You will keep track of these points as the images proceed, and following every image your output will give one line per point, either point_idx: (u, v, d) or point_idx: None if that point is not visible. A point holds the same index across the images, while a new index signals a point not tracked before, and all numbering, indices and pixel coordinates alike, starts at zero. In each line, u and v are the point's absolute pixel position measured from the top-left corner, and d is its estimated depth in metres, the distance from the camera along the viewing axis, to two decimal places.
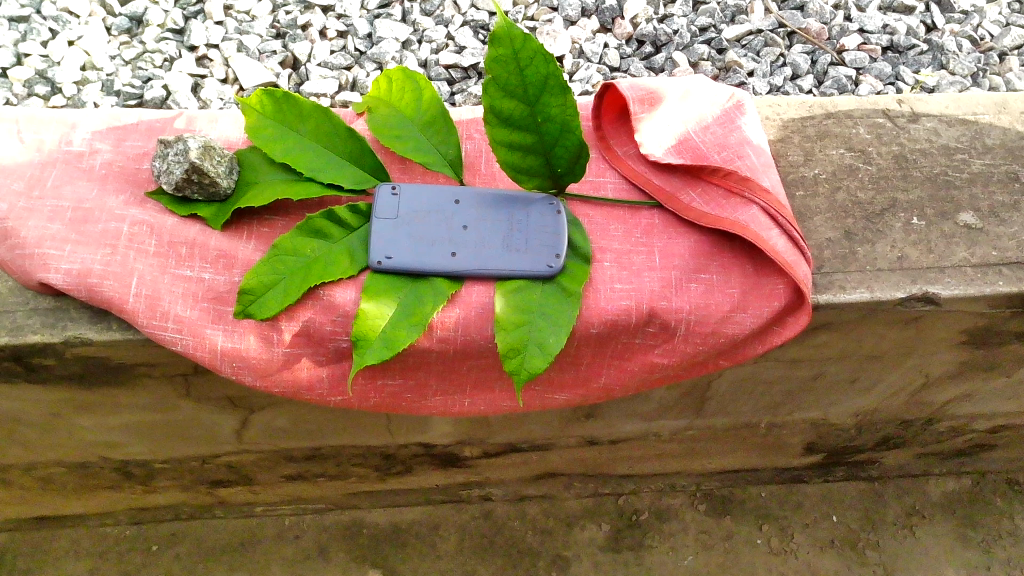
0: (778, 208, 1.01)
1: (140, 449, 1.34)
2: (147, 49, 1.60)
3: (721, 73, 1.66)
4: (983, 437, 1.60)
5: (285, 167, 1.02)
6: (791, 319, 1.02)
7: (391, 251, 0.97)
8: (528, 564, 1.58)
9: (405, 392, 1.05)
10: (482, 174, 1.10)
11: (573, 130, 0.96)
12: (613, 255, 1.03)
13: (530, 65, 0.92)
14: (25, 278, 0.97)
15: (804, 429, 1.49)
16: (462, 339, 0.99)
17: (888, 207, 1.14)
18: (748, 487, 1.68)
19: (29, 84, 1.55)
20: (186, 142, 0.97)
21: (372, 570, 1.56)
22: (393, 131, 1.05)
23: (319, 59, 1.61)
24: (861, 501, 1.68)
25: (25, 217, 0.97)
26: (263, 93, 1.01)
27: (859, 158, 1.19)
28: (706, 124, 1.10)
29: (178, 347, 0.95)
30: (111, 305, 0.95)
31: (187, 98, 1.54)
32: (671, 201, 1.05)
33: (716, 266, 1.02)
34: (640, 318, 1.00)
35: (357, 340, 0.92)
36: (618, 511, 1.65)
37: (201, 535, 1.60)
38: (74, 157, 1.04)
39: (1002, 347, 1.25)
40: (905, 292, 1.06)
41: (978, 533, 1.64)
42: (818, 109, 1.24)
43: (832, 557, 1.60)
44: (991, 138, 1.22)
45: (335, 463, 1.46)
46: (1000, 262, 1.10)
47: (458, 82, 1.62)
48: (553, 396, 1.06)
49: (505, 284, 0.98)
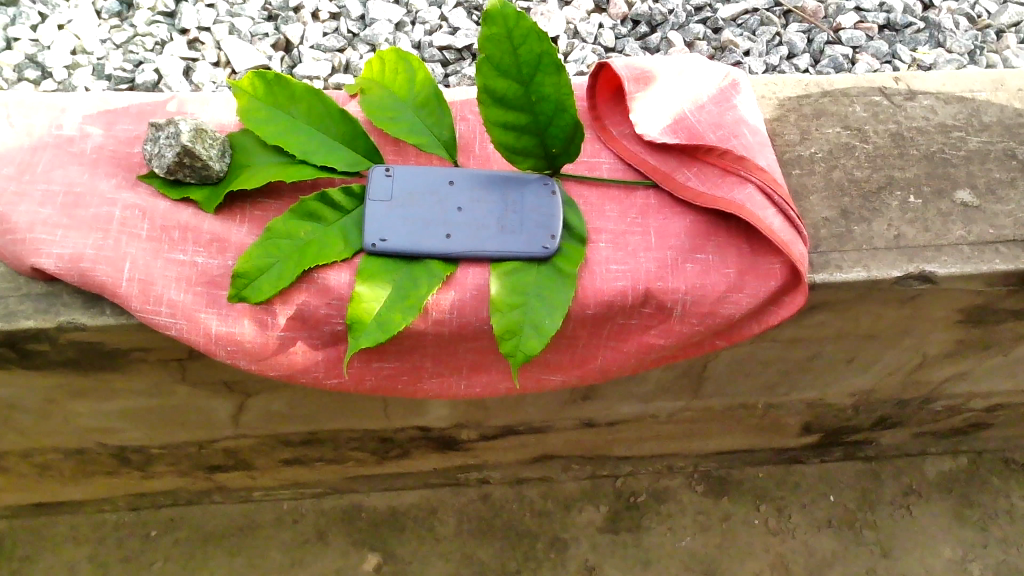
0: (774, 187, 1.01)
1: (137, 434, 1.34)
2: (138, 32, 1.59)
3: (717, 53, 1.65)
4: (980, 416, 1.60)
5: (277, 150, 1.01)
6: (788, 299, 1.02)
7: (385, 234, 0.96)
8: (526, 547, 1.58)
9: (400, 375, 1.04)
10: (476, 155, 1.09)
11: (567, 109, 0.96)
12: (609, 236, 1.03)
13: (524, 44, 0.91)
14: (17, 263, 0.96)
15: (801, 409, 1.50)
16: (458, 321, 0.99)
17: (884, 185, 1.13)
18: (746, 468, 1.69)
19: (18, 69, 1.53)
20: (177, 124, 0.96)
21: (372, 553, 1.57)
22: (387, 112, 1.05)
23: (312, 41, 1.60)
24: (858, 480, 1.68)
25: (16, 201, 0.96)
26: (255, 76, 1.00)
27: (856, 137, 1.18)
28: (701, 104, 1.09)
29: (172, 331, 0.95)
30: (104, 290, 0.94)
31: (178, 81, 1.53)
32: (666, 181, 1.04)
33: (713, 247, 1.02)
34: (636, 299, 1.00)
35: (351, 324, 0.91)
36: (616, 493, 1.66)
37: (200, 520, 1.60)
38: (65, 141, 1.03)
39: (999, 325, 1.25)
40: (901, 271, 1.06)
41: (974, 511, 1.65)
42: (814, 88, 1.23)
43: (829, 537, 1.61)
44: (988, 115, 1.22)
45: (333, 447, 1.46)
46: (997, 240, 1.10)
47: (452, 64, 1.60)
48: (549, 377, 1.06)
49: (501, 266, 0.97)
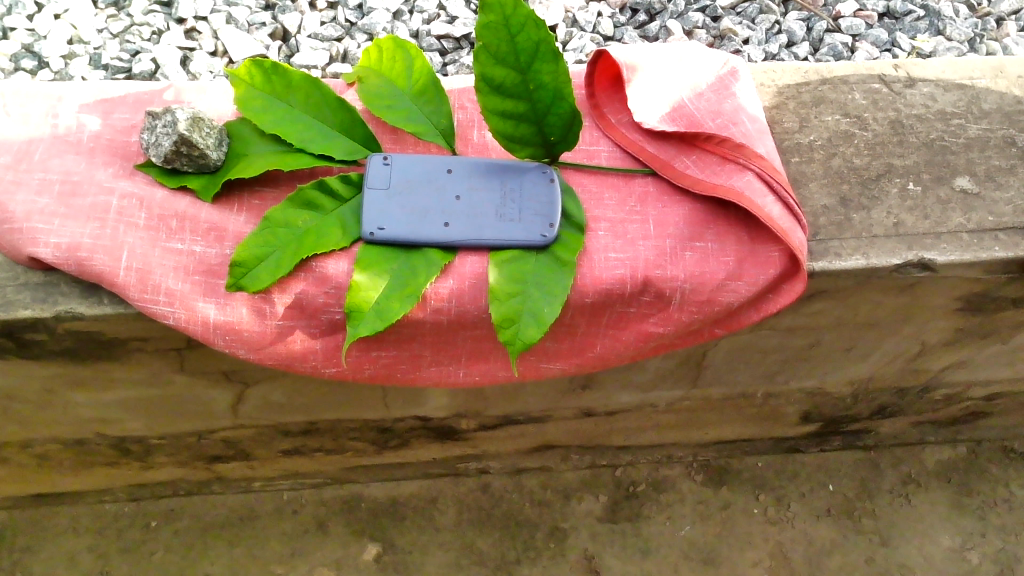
0: (773, 174, 1.00)
1: (137, 424, 1.34)
2: (135, 22, 1.59)
3: (716, 41, 1.64)
4: (979, 404, 1.60)
5: (274, 139, 1.01)
6: (787, 287, 1.01)
7: (384, 222, 0.96)
8: (526, 537, 1.59)
9: (399, 364, 1.04)
10: (474, 144, 1.09)
11: (566, 97, 0.95)
12: (607, 224, 1.02)
13: (522, 31, 0.91)
14: (14, 252, 0.96)
15: (800, 398, 1.50)
16: (456, 310, 0.99)
17: (884, 173, 1.13)
18: (745, 457, 1.69)
19: (15, 59, 1.53)
20: (174, 114, 0.96)
21: (371, 544, 1.57)
22: (385, 100, 1.04)
23: (310, 30, 1.59)
24: (858, 469, 1.68)
25: (13, 190, 0.96)
26: (252, 64, 1.00)
27: (855, 125, 1.18)
28: (700, 92, 1.09)
29: (170, 320, 0.94)
30: (102, 279, 0.94)
31: (175, 72, 1.52)
32: (665, 169, 1.04)
33: (712, 234, 1.01)
34: (634, 287, 1.00)
35: (350, 313, 0.91)
36: (616, 483, 1.66)
37: (201, 510, 1.60)
38: (62, 130, 1.03)
39: (998, 313, 1.25)
40: (900, 258, 1.06)
41: (972, 500, 1.65)
42: (814, 75, 1.23)
43: (828, 526, 1.61)
44: (987, 102, 1.21)
45: (332, 437, 1.46)
46: (996, 227, 1.09)
47: (450, 53, 1.60)
48: (548, 365, 1.06)
49: (500, 255, 0.97)
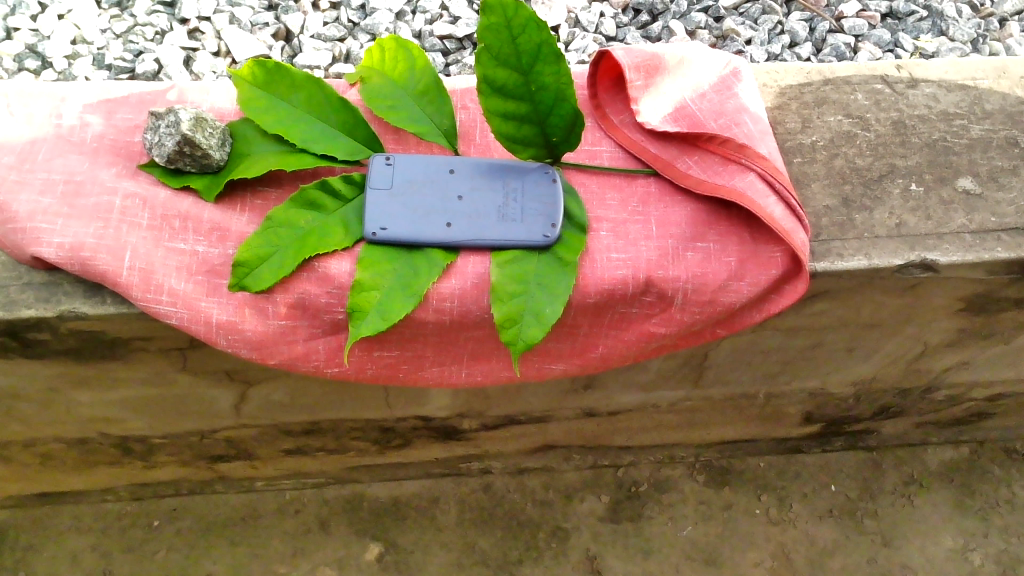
0: (774, 175, 1.00)
1: (139, 424, 1.34)
2: (137, 22, 1.59)
3: (718, 41, 1.64)
4: (982, 405, 1.60)
5: (276, 139, 1.01)
6: (788, 288, 1.02)
7: (387, 223, 0.96)
8: (528, 537, 1.59)
9: (401, 364, 1.04)
10: (476, 144, 1.09)
11: (567, 99, 0.95)
12: (610, 224, 1.03)
13: (524, 33, 0.90)
14: (18, 252, 0.97)
15: (802, 399, 1.50)
16: (458, 310, 0.99)
17: (886, 173, 1.13)
18: (747, 458, 1.69)
19: (19, 59, 1.53)
20: (176, 114, 0.96)
21: (373, 543, 1.57)
22: (387, 101, 1.04)
23: (312, 31, 1.60)
24: (860, 470, 1.68)
25: (16, 190, 0.96)
26: (254, 64, 1.00)
27: (858, 125, 1.18)
28: (702, 92, 1.09)
29: (173, 320, 0.95)
30: (105, 279, 0.94)
31: (178, 72, 1.53)
32: (667, 169, 1.04)
33: (714, 235, 1.01)
34: (636, 288, 1.00)
35: (352, 312, 0.92)
36: (617, 483, 1.66)
37: (202, 509, 1.61)
38: (65, 130, 1.03)
39: (1001, 314, 1.25)
40: (903, 258, 1.06)
41: (975, 501, 1.65)
42: (816, 75, 1.23)
43: (830, 527, 1.61)
44: (990, 103, 1.21)
45: (334, 437, 1.47)
46: (999, 228, 1.09)
47: (452, 53, 1.60)
48: (550, 366, 1.06)
49: (501, 254, 0.97)
